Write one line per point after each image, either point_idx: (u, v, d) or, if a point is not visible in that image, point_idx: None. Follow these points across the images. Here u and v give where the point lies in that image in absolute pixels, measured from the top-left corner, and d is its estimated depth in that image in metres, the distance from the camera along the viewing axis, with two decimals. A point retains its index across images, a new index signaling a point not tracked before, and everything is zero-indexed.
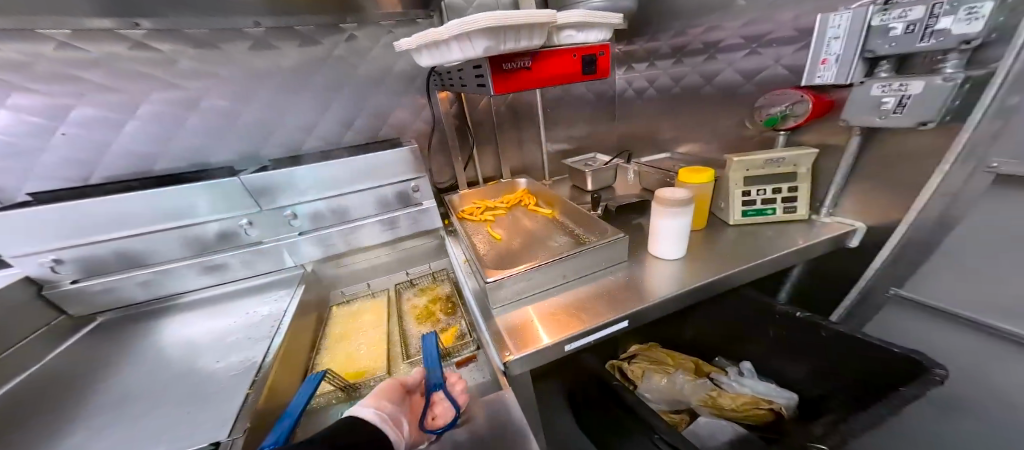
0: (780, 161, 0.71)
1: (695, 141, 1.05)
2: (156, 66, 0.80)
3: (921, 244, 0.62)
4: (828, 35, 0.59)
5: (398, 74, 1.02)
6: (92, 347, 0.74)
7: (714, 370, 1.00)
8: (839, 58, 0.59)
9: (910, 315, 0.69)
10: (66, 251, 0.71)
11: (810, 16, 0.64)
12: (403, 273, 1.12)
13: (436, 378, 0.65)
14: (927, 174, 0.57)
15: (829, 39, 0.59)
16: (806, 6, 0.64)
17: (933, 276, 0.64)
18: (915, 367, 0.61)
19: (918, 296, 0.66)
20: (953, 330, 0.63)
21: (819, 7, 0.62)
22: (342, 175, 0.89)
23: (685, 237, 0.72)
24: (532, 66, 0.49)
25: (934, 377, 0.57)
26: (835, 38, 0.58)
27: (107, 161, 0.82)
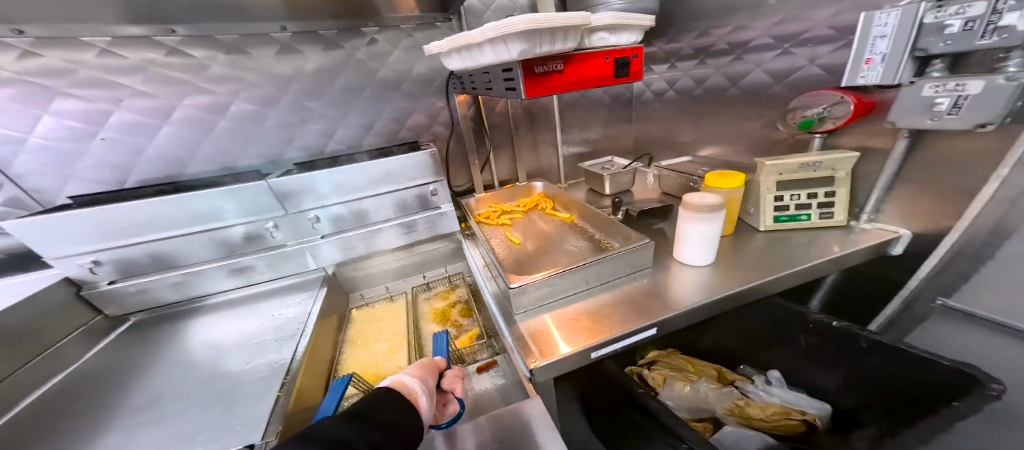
0: (816, 165, 0.68)
1: (718, 144, 1.03)
2: (188, 72, 0.82)
3: (974, 254, 0.59)
4: (873, 33, 0.57)
5: (416, 77, 1.03)
6: (126, 347, 0.76)
7: (738, 378, 0.96)
8: (886, 57, 0.56)
9: (958, 326, 0.65)
10: (104, 252, 0.74)
11: (850, 14, 0.62)
12: (420, 276, 1.13)
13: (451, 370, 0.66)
14: (983, 180, 0.54)
15: (873, 38, 0.57)
16: (845, 3, 0.62)
17: (987, 287, 0.59)
18: (965, 381, 0.58)
19: (966, 307, 0.63)
20: (1005, 342, 0.59)
21: (861, 5, 0.60)
22: (363, 179, 0.89)
23: (714, 244, 0.70)
24: (564, 69, 0.49)
25: (990, 392, 0.53)
26: (881, 37, 0.56)
27: (142, 164, 0.85)
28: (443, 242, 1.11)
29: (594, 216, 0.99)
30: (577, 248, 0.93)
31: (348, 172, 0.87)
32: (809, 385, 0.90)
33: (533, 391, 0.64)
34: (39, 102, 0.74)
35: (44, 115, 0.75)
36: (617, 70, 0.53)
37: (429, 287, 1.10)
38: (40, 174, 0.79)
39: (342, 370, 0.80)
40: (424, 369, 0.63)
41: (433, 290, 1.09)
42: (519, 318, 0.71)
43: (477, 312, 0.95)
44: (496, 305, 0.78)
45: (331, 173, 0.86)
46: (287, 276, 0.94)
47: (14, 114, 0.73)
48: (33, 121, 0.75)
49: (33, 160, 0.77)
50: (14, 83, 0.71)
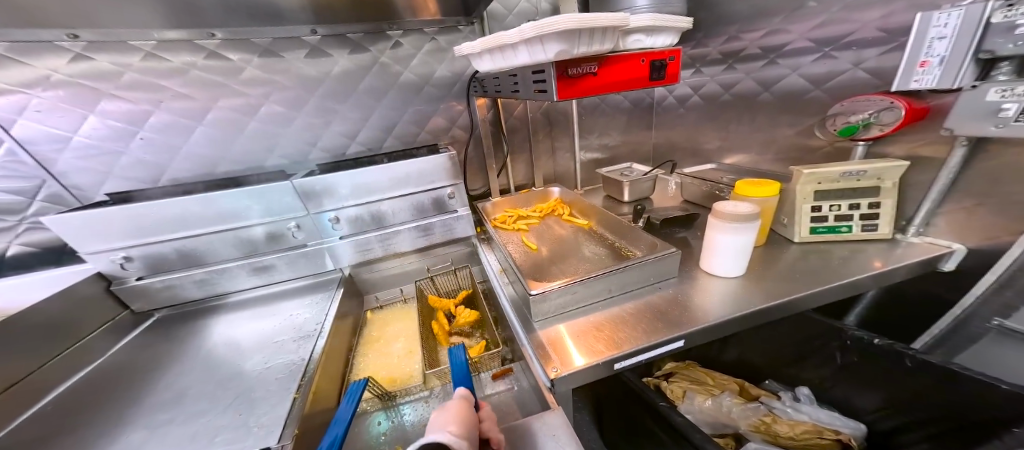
0: (860, 174, 0.64)
1: (746, 152, 0.99)
2: (223, 74, 0.84)
3: None
4: (930, 35, 0.54)
5: (437, 81, 1.04)
6: (151, 343, 0.78)
7: (763, 393, 0.91)
8: (945, 59, 0.53)
9: (1016, 349, 0.60)
10: (134, 249, 0.76)
11: (903, 14, 0.59)
12: (423, 270, 1.09)
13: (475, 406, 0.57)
14: None
15: (930, 40, 0.55)
16: (898, 3, 0.59)
17: None
18: None
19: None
20: None
21: (916, 6, 0.57)
22: (382, 181, 0.89)
23: (745, 255, 0.67)
24: (598, 71, 0.47)
25: None
26: (939, 38, 0.54)
27: (177, 164, 0.87)
28: (456, 245, 1.10)
29: (614, 224, 0.95)
30: (595, 259, 0.88)
31: (369, 174, 0.87)
32: (842, 405, 0.85)
33: (554, 401, 0.61)
34: (86, 103, 0.77)
35: (90, 115, 0.78)
36: (652, 73, 0.51)
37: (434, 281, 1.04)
38: (78, 171, 0.81)
39: (356, 374, 0.79)
40: (460, 414, 0.50)
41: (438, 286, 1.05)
42: (538, 325, 0.69)
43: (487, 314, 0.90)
44: (514, 310, 0.77)
45: (353, 175, 0.86)
46: (305, 275, 0.94)
47: (61, 114, 0.76)
48: (79, 121, 0.78)
49: (74, 158, 0.80)
50: (65, 86, 0.75)
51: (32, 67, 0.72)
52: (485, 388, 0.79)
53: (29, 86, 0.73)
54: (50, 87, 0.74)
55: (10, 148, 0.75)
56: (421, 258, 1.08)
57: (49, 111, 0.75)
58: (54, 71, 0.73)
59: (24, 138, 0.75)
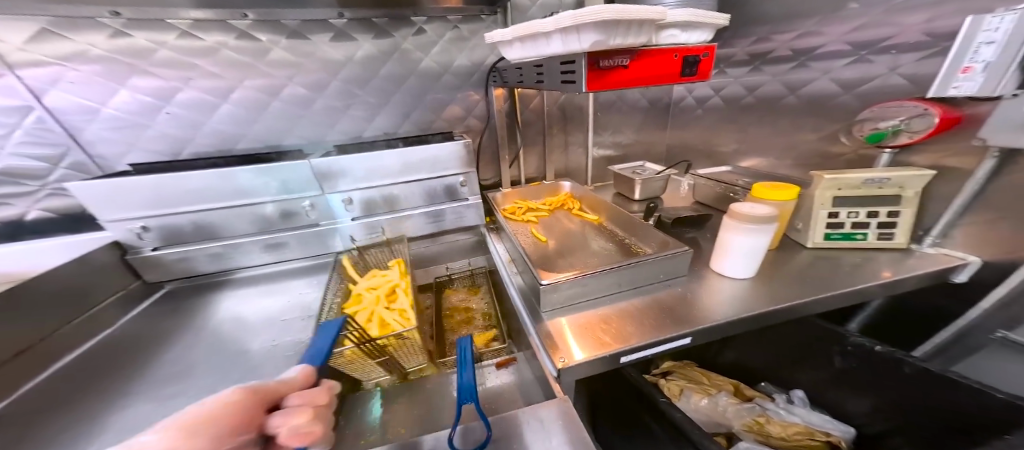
0: (882, 181, 0.64)
1: (764, 155, 0.99)
2: (253, 56, 0.85)
3: None
4: (979, 39, 0.53)
5: (455, 70, 1.03)
6: (161, 316, 0.79)
7: (757, 395, 0.92)
8: (989, 65, 0.53)
9: (1013, 362, 0.62)
10: (153, 220, 0.77)
11: (950, 18, 0.58)
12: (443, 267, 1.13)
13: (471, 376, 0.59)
14: None
15: (978, 44, 0.54)
16: (946, 6, 0.58)
17: None
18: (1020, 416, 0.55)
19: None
20: None
21: (965, 9, 0.56)
22: (397, 165, 0.90)
23: (756, 258, 0.67)
24: (629, 64, 0.47)
25: None
26: (987, 43, 0.53)
27: (199, 139, 0.88)
28: (464, 234, 1.11)
29: (625, 222, 0.96)
30: (603, 254, 0.89)
31: (384, 160, 0.88)
32: (834, 410, 0.86)
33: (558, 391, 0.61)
34: (118, 78, 0.78)
35: (121, 89, 0.79)
36: (683, 69, 0.51)
37: (452, 279, 1.09)
38: (104, 142, 0.82)
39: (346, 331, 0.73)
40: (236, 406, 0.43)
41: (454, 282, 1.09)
42: (546, 315, 0.70)
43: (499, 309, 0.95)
44: (522, 299, 0.77)
45: (371, 158, 0.87)
46: (313, 256, 0.95)
47: (93, 87, 0.77)
48: (110, 94, 0.79)
49: (102, 129, 0.81)
50: (102, 61, 0.76)
51: (72, 41, 0.73)
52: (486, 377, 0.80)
53: (66, 59, 0.74)
54: (88, 62, 0.75)
55: (40, 116, 0.77)
56: (430, 245, 1.08)
57: (82, 84, 0.76)
58: (93, 46, 0.74)
59: (55, 107, 0.77)
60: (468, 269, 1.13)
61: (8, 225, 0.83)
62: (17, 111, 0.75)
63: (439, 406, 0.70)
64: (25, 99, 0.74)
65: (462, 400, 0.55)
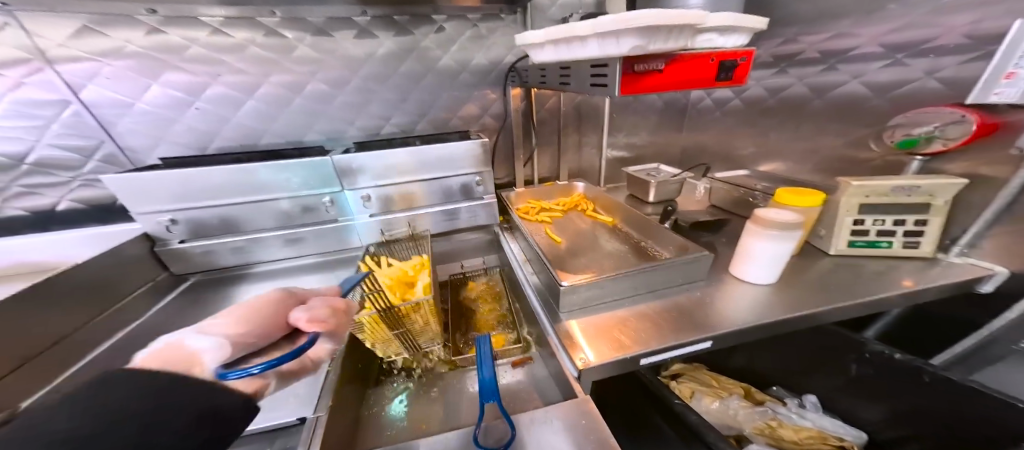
0: (912, 189, 0.63)
1: (785, 159, 0.99)
2: (278, 52, 0.86)
3: None
4: None
5: (474, 68, 1.03)
6: (184, 308, 0.80)
7: (767, 398, 0.91)
8: None
9: None
10: (180, 213, 0.78)
11: (995, 21, 0.57)
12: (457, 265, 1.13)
13: (489, 373, 0.60)
14: None
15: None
16: (993, 9, 0.57)
17: None
18: None
19: None
20: None
21: (1012, 12, 0.55)
22: (416, 163, 0.90)
23: (779, 263, 0.67)
24: (664, 69, 0.47)
25: None
26: None
27: (224, 133, 0.89)
28: (478, 232, 1.12)
29: (641, 224, 0.96)
30: (619, 256, 0.88)
31: (404, 158, 0.89)
32: (847, 415, 0.86)
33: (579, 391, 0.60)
34: (151, 73, 0.80)
35: (153, 85, 0.81)
36: (719, 74, 0.51)
37: (466, 275, 1.10)
38: (134, 135, 0.84)
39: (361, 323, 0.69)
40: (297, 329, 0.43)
41: (468, 276, 1.10)
42: (564, 316, 0.70)
43: (513, 308, 0.95)
44: (540, 298, 0.78)
45: (392, 156, 0.87)
46: (330, 251, 0.95)
47: (127, 82, 0.80)
48: (142, 89, 0.81)
49: (133, 123, 0.83)
50: (136, 56, 0.78)
51: (111, 38, 0.76)
52: (503, 374, 0.80)
53: (102, 55, 0.76)
54: (122, 58, 0.78)
55: (77, 110, 0.79)
56: (445, 243, 1.09)
57: (117, 79, 0.79)
58: (128, 43, 0.77)
59: (90, 102, 0.79)
60: (482, 267, 1.14)
61: (38, 215, 0.85)
62: (54, 105, 0.77)
63: (456, 404, 0.70)
64: (62, 94, 0.77)
65: (484, 398, 0.55)
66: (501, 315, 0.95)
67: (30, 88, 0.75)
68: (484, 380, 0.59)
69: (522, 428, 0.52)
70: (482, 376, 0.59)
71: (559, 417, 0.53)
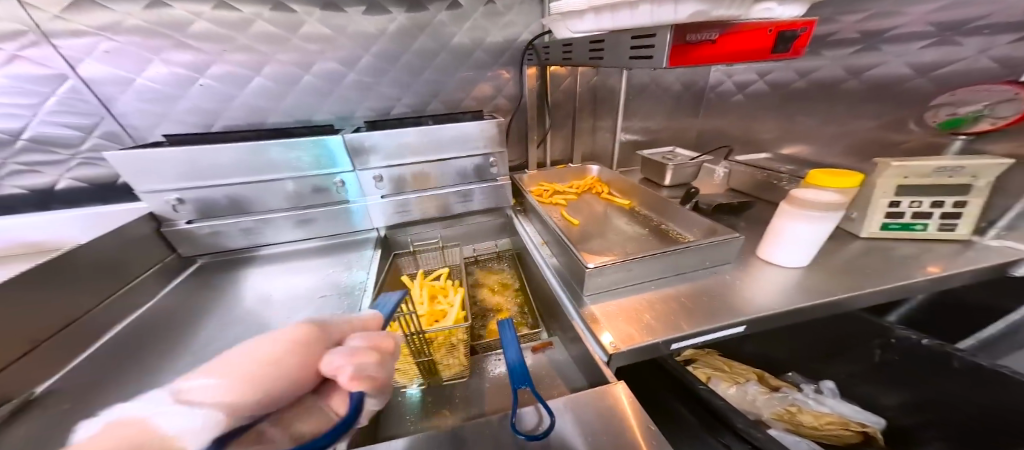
0: (955, 170, 0.61)
1: (810, 143, 0.97)
2: (287, 28, 0.81)
3: None
4: None
5: (490, 46, 0.98)
6: (196, 291, 0.78)
7: (782, 384, 0.91)
8: None
9: None
10: (188, 192, 0.75)
11: None
12: (470, 248, 1.12)
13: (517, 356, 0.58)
14: None
15: None
16: None
17: None
18: None
19: None
20: None
21: None
22: (430, 143, 0.87)
23: (813, 245, 0.66)
24: (717, 39, 0.44)
25: None
26: None
27: (230, 111, 0.85)
28: (490, 216, 1.09)
29: (661, 206, 0.94)
30: (640, 239, 0.86)
31: (421, 143, 0.86)
32: (863, 400, 0.87)
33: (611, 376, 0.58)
34: (152, 48, 0.76)
35: (155, 61, 0.77)
36: (776, 45, 0.48)
37: (478, 259, 1.08)
38: (136, 112, 0.80)
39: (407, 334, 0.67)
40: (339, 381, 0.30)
41: (479, 259, 1.08)
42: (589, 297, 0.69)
43: (529, 291, 0.94)
44: (562, 282, 0.76)
45: (407, 138, 0.84)
46: (340, 233, 0.93)
47: (126, 57, 0.75)
48: (144, 64, 0.76)
49: (136, 100, 0.79)
50: (137, 31, 0.74)
51: (112, 12, 0.71)
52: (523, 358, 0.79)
53: (101, 29, 0.72)
54: (123, 33, 0.73)
55: (74, 86, 0.74)
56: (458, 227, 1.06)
57: (117, 54, 0.74)
58: (129, 16, 0.72)
59: (90, 78, 0.74)
60: (494, 250, 1.12)
61: (38, 194, 0.81)
62: (52, 81, 0.73)
63: (478, 390, 0.69)
64: (58, 68, 0.72)
65: (516, 383, 0.53)
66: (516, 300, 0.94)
67: (24, 62, 0.70)
68: (513, 363, 0.57)
69: (560, 411, 0.50)
70: (510, 361, 0.58)
71: (602, 402, 0.51)
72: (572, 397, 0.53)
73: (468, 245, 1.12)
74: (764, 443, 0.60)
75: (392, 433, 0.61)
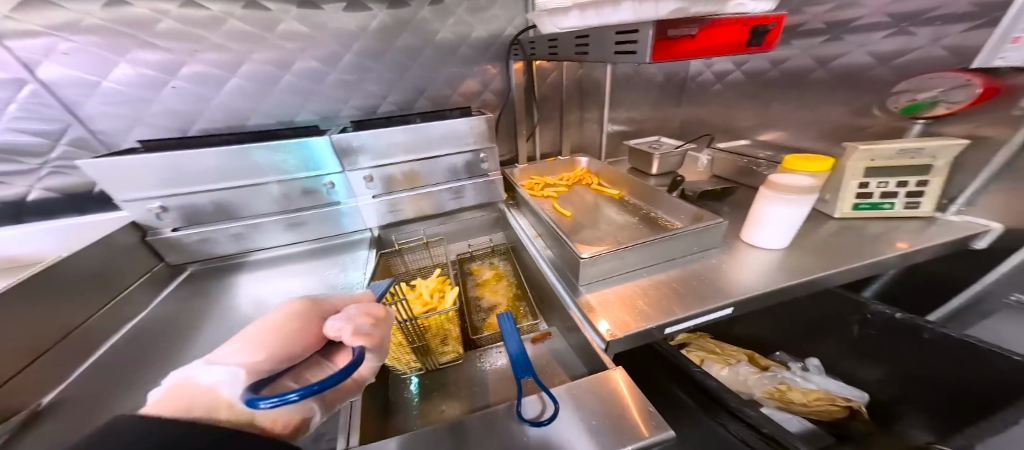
0: (917, 152, 0.66)
1: (786, 129, 1.01)
2: (261, 26, 0.79)
3: None
4: None
5: (473, 41, 0.98)
6: (187, 299, 0.77)
7: (772, 363, 0.95)
8: None
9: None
10: (170, 199, 0.73)
11: None
12: (464, 244, 1.13)
13: (517, 349, 0.60)
14: None
15: None
16: None
17: None
18: None
19: None
20: None
21: None
22: (419, 142, 0.87)
23: (792, 227, 0.69)
24: (696, 34, 0.46)
25: None
26: None
27: (209, 112, 0.83)
28: (482, 211, 1.10)
29: (649, 195, 0.96)
30: (629, 228, 0.89)
31: (410, 142, 0.86)
32: (847, 376, 0.92)
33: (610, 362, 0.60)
34: (117, 49, 0.73)
35: (121, 63, 0.74)
36: (750, 40, 0.50)
37: (473, 255, 1.09)
38: (107, 117, 0.77)
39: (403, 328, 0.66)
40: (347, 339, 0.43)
41: (474, 255, 1.09)
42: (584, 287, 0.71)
43: (524, 284, 0.96)
44: (557, 273, 0.78)
45: (396, 137, 0.83)
46: (332, 235, 0.93)
47: (88, 58, 0.72)
48: (110, 66, 0.74)
49: (103, 103, 0.76)
50: (99, 31, 0.71)
51: (67, 9, 0.68)
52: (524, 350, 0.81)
53: (60, 29, 0.68)
54: (81, 32, 0.70)
55: (36, 90, 0.71)
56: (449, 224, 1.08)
57: (77, 55, 0.71)
58: (89, 15, 0.69)
59: (51, 80, 0.71)
60: (488, 245, 1.13)
61: (8, 206, 0.78)
62: (10, 85, 0.70)
63: (482, 384, 0.71)
64: (16, 71, 0.69)
65: (520, 374, 0.55)
66: (513, 294, 0.96)
67: None
68: (513, 355, 0.59)
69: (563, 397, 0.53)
70: (510, 353, 0.60)
71: (604, 388, 0.54)
72: (574, 384, 0.55)
73: (463, 241, 1.13)
74: (756, 419, 0.64)
75: (402, 429, 0.63)
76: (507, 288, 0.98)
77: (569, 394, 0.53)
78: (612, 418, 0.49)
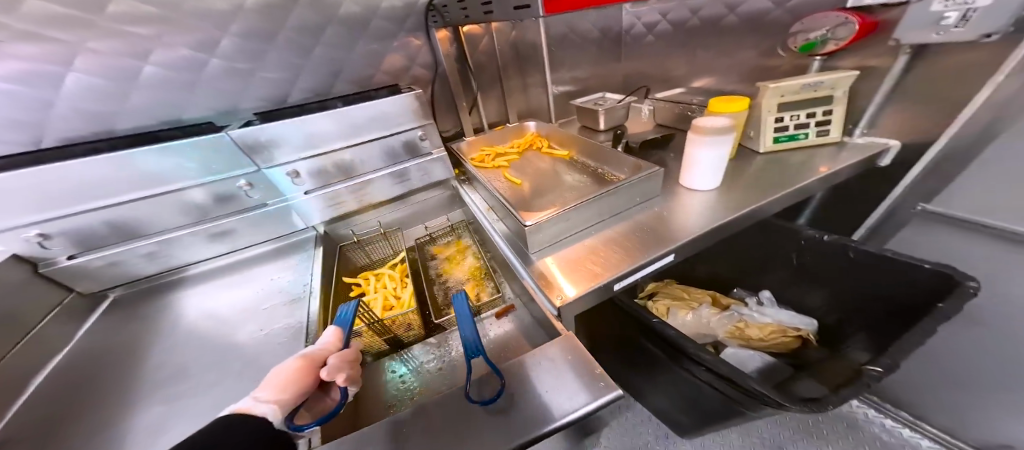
0: (817, 85, 0.70)
1: (714, 75, 1.04)
2: (87, 9, 0.66)
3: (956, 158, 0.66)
4: None
5: (385, 12, 0.91)
6: (118, 328, 0.72)
7: (732, 302, 1.03)
8: None
9: (934, 228, 0.75)
10: (49, 224, 0.65)
11: None
12: (421, 228, 1.11)
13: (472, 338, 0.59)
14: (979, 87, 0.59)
15: None
16: None
17: (963, 188, 0.67)
18: (948, 281, 0.64)
19: (941, 209, 0.72)
20: (969, 238, 0.69)
21: None
22: (342, 127, 0.82)
23: (719, 168, 0.73)
24: None
25: (971, 290, 0.59)
26: None
27: (56, 120, 0.71)
28: (433, 191, 1.08)
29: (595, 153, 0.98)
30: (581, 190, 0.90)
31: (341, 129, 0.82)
32: (795, 303, 1.02)
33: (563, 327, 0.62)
34: None
35: None
36: None
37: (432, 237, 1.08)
38: None
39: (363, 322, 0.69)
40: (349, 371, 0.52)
41: (433, 236, 1.08)
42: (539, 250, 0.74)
43: (483, 259, 0.96)
44: (509, 247, 0.79)
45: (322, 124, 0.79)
46: (270, 238, 0.89)
47: None
48: None
49: None
50: None
51: None
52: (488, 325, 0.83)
53: None
54: None
55: None
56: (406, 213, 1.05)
57: None
58: None
59: None
60: (447, 225, 1.12)
61: None
62: None
63: (448, 364, 0.73)
64: None
65: (471, 354, 0.56)
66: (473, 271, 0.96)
67: None
68: (468, 342, 0.59)
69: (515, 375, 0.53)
70: (465, 341, 0.59)
71: (559, 357, 0.54)
72: (529, 359, 0.54)
73: (419, 224, 1.11)
74: (712, 363, 0.67)
75: (376, 415, 0.64)
76: (468, 265, 0.98)
77: (522, 369, 0.53)
78: (562, 384, 0.50)
